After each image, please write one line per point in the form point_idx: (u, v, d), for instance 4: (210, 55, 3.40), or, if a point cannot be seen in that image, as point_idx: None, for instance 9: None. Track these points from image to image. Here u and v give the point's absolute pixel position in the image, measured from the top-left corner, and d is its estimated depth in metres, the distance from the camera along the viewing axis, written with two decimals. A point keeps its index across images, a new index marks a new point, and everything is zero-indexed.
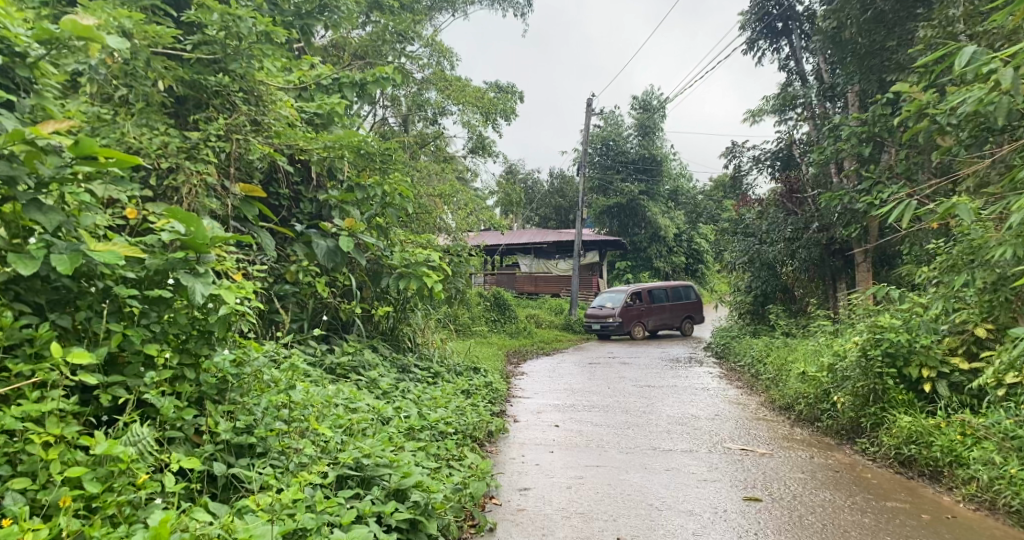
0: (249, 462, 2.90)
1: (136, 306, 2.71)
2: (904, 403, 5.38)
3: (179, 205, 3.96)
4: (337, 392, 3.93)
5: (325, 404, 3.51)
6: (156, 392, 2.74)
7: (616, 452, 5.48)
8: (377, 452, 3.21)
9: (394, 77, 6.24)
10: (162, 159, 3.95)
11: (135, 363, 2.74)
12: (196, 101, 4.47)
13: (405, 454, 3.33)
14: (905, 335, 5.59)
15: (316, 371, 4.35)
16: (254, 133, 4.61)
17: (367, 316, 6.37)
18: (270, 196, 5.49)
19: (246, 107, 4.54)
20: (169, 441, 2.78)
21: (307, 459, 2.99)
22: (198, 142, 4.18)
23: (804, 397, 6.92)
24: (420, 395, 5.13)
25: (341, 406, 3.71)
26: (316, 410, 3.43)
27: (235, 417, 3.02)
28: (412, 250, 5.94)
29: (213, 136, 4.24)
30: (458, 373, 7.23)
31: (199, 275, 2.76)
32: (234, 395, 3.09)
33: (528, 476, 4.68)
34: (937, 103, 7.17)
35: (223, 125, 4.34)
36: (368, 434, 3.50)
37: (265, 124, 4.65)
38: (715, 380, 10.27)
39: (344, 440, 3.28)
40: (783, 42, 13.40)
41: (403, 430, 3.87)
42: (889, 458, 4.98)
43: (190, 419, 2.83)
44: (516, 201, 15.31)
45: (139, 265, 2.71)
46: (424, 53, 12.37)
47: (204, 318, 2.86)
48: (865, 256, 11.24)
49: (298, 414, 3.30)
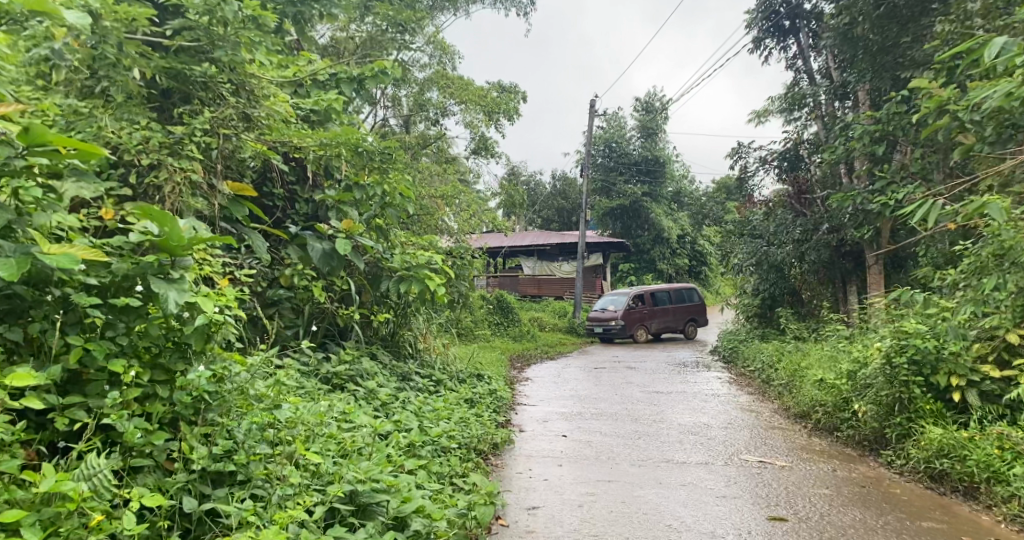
0: (227, 493, 2.63)
1: (100, 316, 2.49)
2: (932, 414, 5.11)
3: (161, 205, 3.69)
4: (330, 407, 3.67)
5: (317, 423, 3.25)
6: (120, 416, 2.47)
7: (628, 465, 5.21)
8: (373, 475, 2.96)
9: (393, 72, 6.07)
10: (142, 155, 3.70)
11: (99, 381, 2.51)
12: (181, 94, 4.24)
13: (404, 478, 3.07)
14: (931, 342, 5.33)
15: (309, 383, 4.09)
16: (246, 130, 4.36)
17: (366, 321, 6.12)
18: (263, 196, 5.23)
19: (235, 100, 4.26)
20: (136, 471, 2.51)
21: (294, 489, 2.72)
22: (182, 137, 3.93)
23: (821, 405, 6.65)
24: (422, 406, 4.87)
25: (334, 423, 3.46)
26: (306, 429, 3.17)
27: (213, 441, 2.74)
28: (413, 252, 5.71)
29: (198, 130, 3.97)
30: (461, 380, 6.97)
31: (173, 281, 2.52)
32: (213, 415, 2.80)
33: (536, 493, 4.42)
34: (958, 99, 6.91)
35: (210, 118, 4.09)
36: (364, 454, 3.24)
37: (257, 119, 4.40)
38: (724, 386, 10.00)
39: (337, 463, 3.01)
40: (790, 41, 13.13)
41: (402, 446, 3.62)
42: (919, 472, 4.74)
43: (160, 444, 2.56)
44: (519, 202, 15.05)
45: (105, 270, 2.52)
46: (425, 52, 12.12)
47: (180, 328, 2.65)
48: (876, 259, 10.91)
49: (286, 434, 3.03)
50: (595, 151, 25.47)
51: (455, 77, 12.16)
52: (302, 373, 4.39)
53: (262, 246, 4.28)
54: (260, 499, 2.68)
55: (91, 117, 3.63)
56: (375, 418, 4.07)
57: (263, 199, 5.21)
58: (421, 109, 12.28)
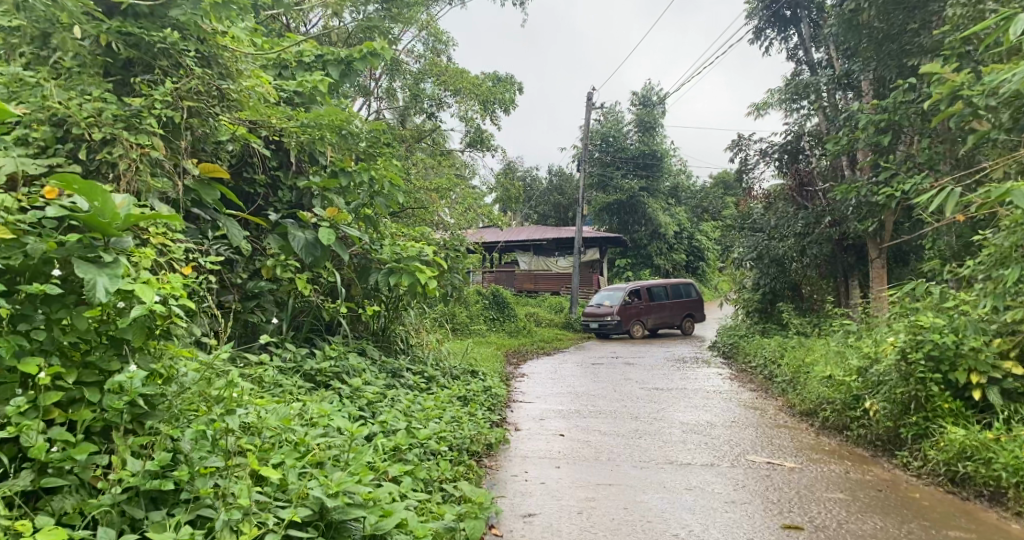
0: (165, 517, 2.35)
1: (10, 308, 2.27)
2: (951, 413, 4.85)
3: (116, 184, 3.36)
4: (305, 409, 3.38)
5: (288, 429, 2.96)
6: (28, 429, 2.25)
7: (629, 467, 4.92)
8: (349, 487, 2.69)
9: (381, 53, 5.70)
10: (93, 129, 3.35)
11: (11, 384, 2.31)
12: (143, 66, 3.94)
13: (384, 488, 2.80)
14: (950, 336, 5.02)
15: (286, 382, 3.80)
16: (215, 105, 4.05)
17: (355, 316, 5.83)
18: (242, 182, 4.84)
19: (200, 70, 3.93)
20: (54, 490, 2.28)
21: (248, 509, 2.43)
22: (140, 110, 3.62)
23: (829, 402, 6.37)
24: (411, 405, 4.58)
25: (308, 427, 3.17)
26: (273, 437, 2.89)
27: (152, 456, 2.45)
28: (403, 244, 5.44)
29: (158, 102, 3.65)
30: (455, 377, 6.68)
31: (105, 265, 2.35)
32: (154, 423, 2.53)
33: (533, 498, 4.14)
34: (971, 84, 6.61)
35: (173, 89, 3.76)
36: (342, 461, 2.97)
37: (229, 93, 4.12)
38: (725, 382, 9.72)
39: (303, 475, 2.74)
40: (791, 31, 12.83)
41: (387, 450, 3.34)
42: (939, 476, 4.51)
43: (85, 459, 2.34)
44: (516, 196, 14.74)
45: (20, 250, 2.30)
46: (418, 40, 11.80)
47: (114, 320, 2.44)
48: (880, 252, 10.61)
49: (246, 443, 2.76)
50: (592, 145, 25.15)
51: (449, 66, 11.81)
52: (276, 371, 4.08)
53: (235, 231, 4.06)
54: (205, 521, 2.40)
55: (37, 87, 3.35)
56: (358, 419, 3.78)
57: (242, 185, 4.84)
58: (413, 99, 11.94)
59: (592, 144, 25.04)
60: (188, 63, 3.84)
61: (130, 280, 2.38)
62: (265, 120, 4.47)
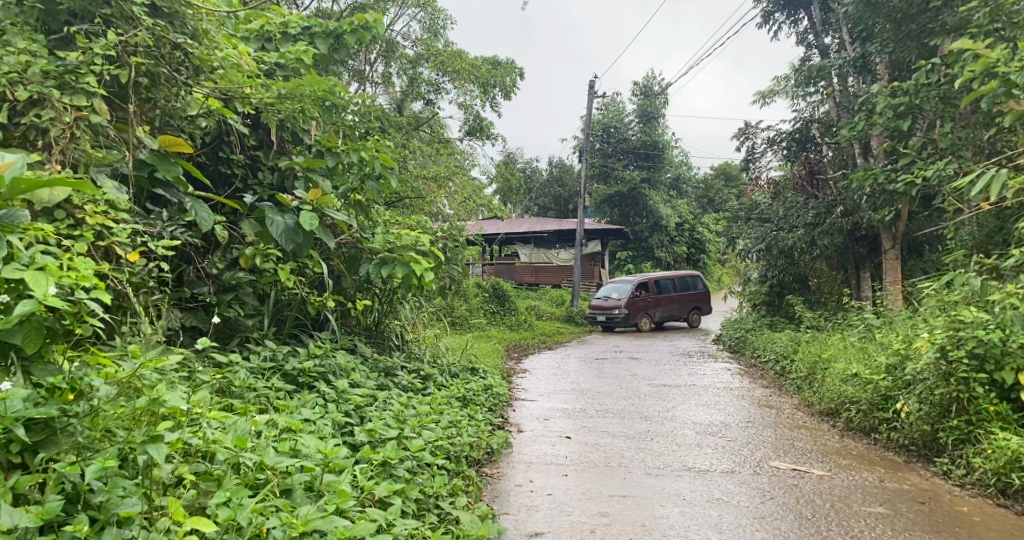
0: None
1: None
2: (999, 417, 4.43)
3: (46, 152, 3.02)
4: (273, 424, 2.96)
5: (246, 454, 2.55)
6: None
7: (642, 475, 4.48)
8: (315, 526, 2.28)
9: (375, 26, 5.27)
10: (18, 86, 3.01)
11: None
12: (90, 20, 3.52)
13: (362, 525, 2.39)
14: (997, 333, 4.57)
15: (258, 388, 3.38)
16: (172, 67, 3.62)
17: (346, 310, 5.41)
18: (218, 164, 4.41)
19: (151, 20, 3.48)
20: None
21: None
22: (78, 66, 3.24)
23: (854, 402, 5.94)
24: (404, 408, 4.16)
25: (275, 443, 2.76)
26: (227, 462, 2.48)
27: (40, 503, 2.04)
28: (397, 232, 5.02)
29: (99, 58, 3.27)
30: (454, 375, 6.26)
31: None
32: (55, 457, 2.16)
33: (539, 513, 3.73)
34: (1008, 60, 6.15)
35: (117, 41, 3.37)
36: (312, 492, 2.55)
37: (189, 49, 3.67)
38: (735, 378, 9.28)
39: (261, 510, 2.34)
40: (801, 14, 12.38)
41: (372, 470, 2.93)
42: (988, 487, 4.12)
43: None
44: (516, 187, 14.26)
45: None
46: (415, 17, 11.29)
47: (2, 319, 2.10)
48: (893, 243, 10.04)
49: (187, 475, 2.33)
50: (592, 136, 24.68)
51: (447, 48, 11.32)
52: (250, 374, 3.67)
53: (205, 214, 3.60)
54: None
55: None
56: (342, 428, 3.37)
57: (218, 165, 4.39)
58: (410, 85, 11.46)
59: (593, 134, 24.55)
60: (135, 11, 3.42)
61: (17, 267, 2.07)
62: (240, 92, 3.95)
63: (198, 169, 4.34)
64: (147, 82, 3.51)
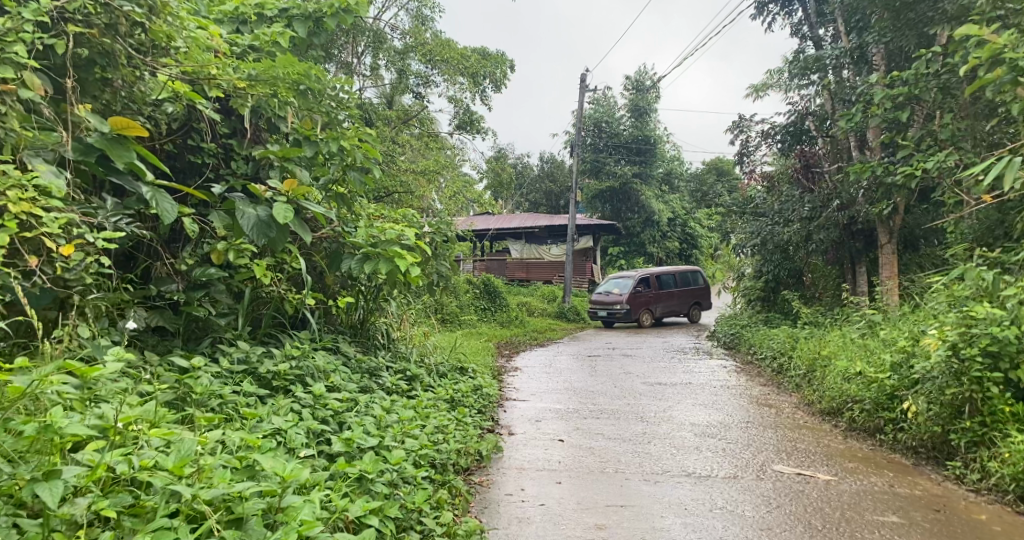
0: None
1: None
2: (1015, 418, 4.21)
3: None
4: (228, 443, 2.70)
5: (186, 482, 2.28)
6: None
7: (639, 482, 4.24)
8: None
9: (356, 9, 4.98)
10: None
11: None
12: None
13: None
14: (1013, 329, 4.35)
15: (219, 397, 3.11)
16: (126, 42, 3.34)
17: (328, 308, 5.14)
18: (187, 151, 4.13)
19: None
20: None
21: None
22: (5, 32, 2.91)
23: (858, 401, 5.71)
24: (388, 413, 3.89)
25: (229, 461, 2.49)
26: (161, 492, 2.21)
27: None
28: (381, 226, 4.75)
29: (31, 26, 2.97)
30: (442, 374, 6.00)
31: None
32: None
33: (532, 527, 3.47)
34: (1016, 46, 5.89)
35: (54, 7, 3.10)
36: (266, 521, 2.28)
37: (142, 23, 3.37)
38: (730, 376, 9.06)
39: None
40: (796, 6, 12.16)
41: (345, 488, 2.67)
42: (1007, 493, 3.91)
43: None
44: (507, 182, 13.94)
45: None
46: (401, 6, 10.99)
47: None
48: (890, 237, 9.70)
49: (107, 509, 2.07)
50: (585, 131, 24.40)
51: (435, 38, 10.99)
52: (217, 380, 3.40)
53: (168, 207, 3.26)
54: None
55: None
56: (314, 440, 3.11)
57: (187, 154, 4.11)
58: (399, 77, 11.12)
59: (585, 129, 24.22)
60: None
61: None
62: (205, 73, 3.66)
63: (164, 157, 4.06)
64: (102, 62, 3.26)
